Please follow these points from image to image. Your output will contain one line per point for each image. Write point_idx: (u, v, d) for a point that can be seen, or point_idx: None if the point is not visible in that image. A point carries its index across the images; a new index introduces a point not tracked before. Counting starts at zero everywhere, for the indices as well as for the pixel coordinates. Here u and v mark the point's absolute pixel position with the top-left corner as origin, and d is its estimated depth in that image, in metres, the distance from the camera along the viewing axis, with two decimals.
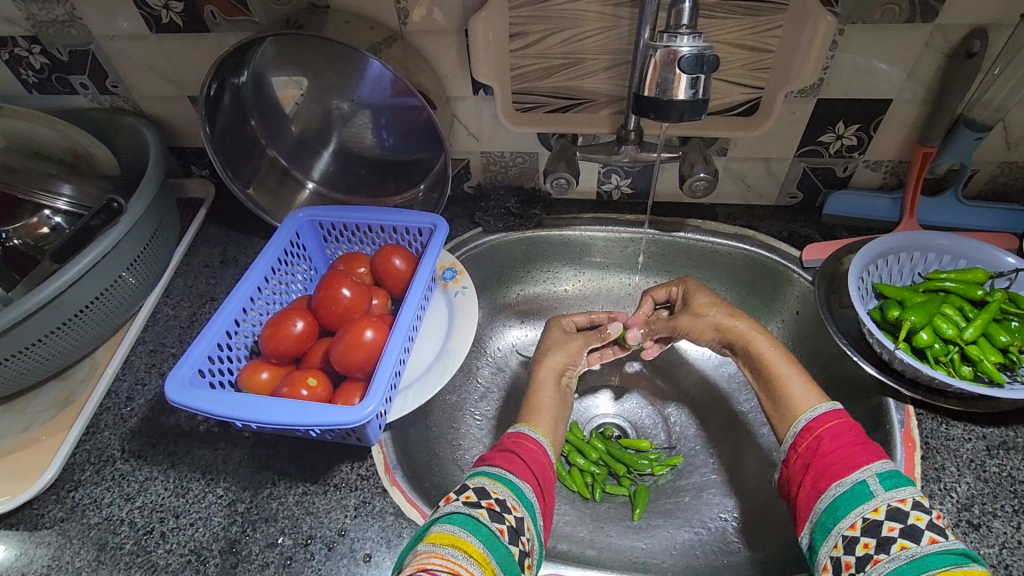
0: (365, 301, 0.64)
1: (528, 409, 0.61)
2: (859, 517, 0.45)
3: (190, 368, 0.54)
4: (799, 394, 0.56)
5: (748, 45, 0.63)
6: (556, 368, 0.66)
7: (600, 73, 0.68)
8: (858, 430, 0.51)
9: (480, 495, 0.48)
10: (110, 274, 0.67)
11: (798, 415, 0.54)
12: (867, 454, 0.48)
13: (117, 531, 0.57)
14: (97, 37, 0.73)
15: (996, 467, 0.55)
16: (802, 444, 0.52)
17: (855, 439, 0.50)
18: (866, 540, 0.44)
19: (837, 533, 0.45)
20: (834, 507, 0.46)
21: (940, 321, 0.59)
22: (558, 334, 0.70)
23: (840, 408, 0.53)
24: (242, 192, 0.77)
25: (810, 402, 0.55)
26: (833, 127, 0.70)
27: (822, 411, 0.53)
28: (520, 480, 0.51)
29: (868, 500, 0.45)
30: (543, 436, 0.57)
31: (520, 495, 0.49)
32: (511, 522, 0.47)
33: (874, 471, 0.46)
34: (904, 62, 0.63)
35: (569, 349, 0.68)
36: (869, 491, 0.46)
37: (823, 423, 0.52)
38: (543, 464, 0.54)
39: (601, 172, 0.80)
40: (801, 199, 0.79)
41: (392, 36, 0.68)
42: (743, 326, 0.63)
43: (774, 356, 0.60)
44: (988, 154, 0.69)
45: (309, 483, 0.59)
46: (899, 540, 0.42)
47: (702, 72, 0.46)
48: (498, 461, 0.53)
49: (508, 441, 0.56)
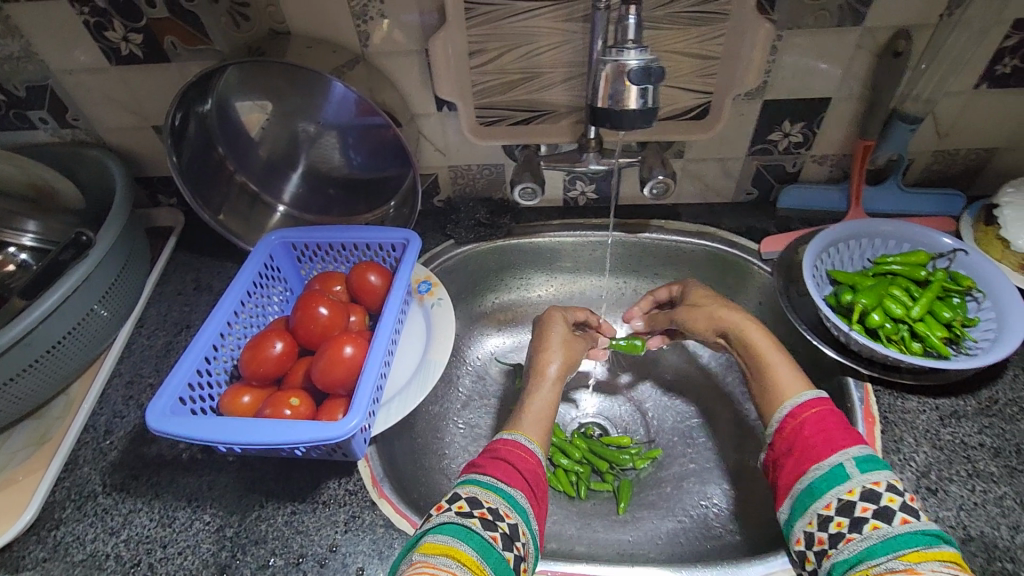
0: (343, 318, 0.65)
1: (521, 418, 0.62)
2: (834, 498, 0.48)
3: (170, 397, 0.54)
4: (788, 381, 0.58)
5: (696, 53, 0.66)
6: (557, 377, 0.67)
7: (558, 85, 0.71)
8: (841, 414, 0.53)
9: (473, 505, 0.49)
10: (82, 308, 0.67)
11: (785, 400, 0.56)
12: (847, 438, 0.50)
13: (103, 566, 0.56)
14: (55, 71, 0.73)
15: (949, 435, 0.59)
16: (786, 428, 0.54)
17: (838, 424, 0.52)
18: (839, 519, 0.47)
19: (813, 511, 0.48)
20: (813, 487, 0.49)
21: (889, 302, 0.63)
22: (559, 325, 0.72)
23: (824, 396, 0.55)
24: (212, 219, 0.77)
25: (796, 388, 0.57)
26: (780, 126, 0.74)
27: (807, 398, 0.55)
28: (512, 489, 0.52)
29: (844, 482, 0.48)
30: (537, 444, 0.58)
31: (512, 503, 0.50)
32: (504, 529, 0.48)
33: (852, 454, 0.49)
34: (839, 63, 0.67)
35: (570, 349, 0.70)
36: (845, 473, 0.48)
37: (805, 410, 0.54)
38: (537, 474, 0.55)
39: (565, 180, 0.83)
40: (756, 194, 0.83)
41: (354, 58, 0.70)
42: (735, 315, 0.66)
43: (763, 343, 0.62)
44: (922, 144, 0.74)
45: (297, 502, 0.59)
46: (871, 521, 0.45)
47: (651, 83, 0.49)
48: (491, 470, 0.53)
49: (500, 447, 0.56)
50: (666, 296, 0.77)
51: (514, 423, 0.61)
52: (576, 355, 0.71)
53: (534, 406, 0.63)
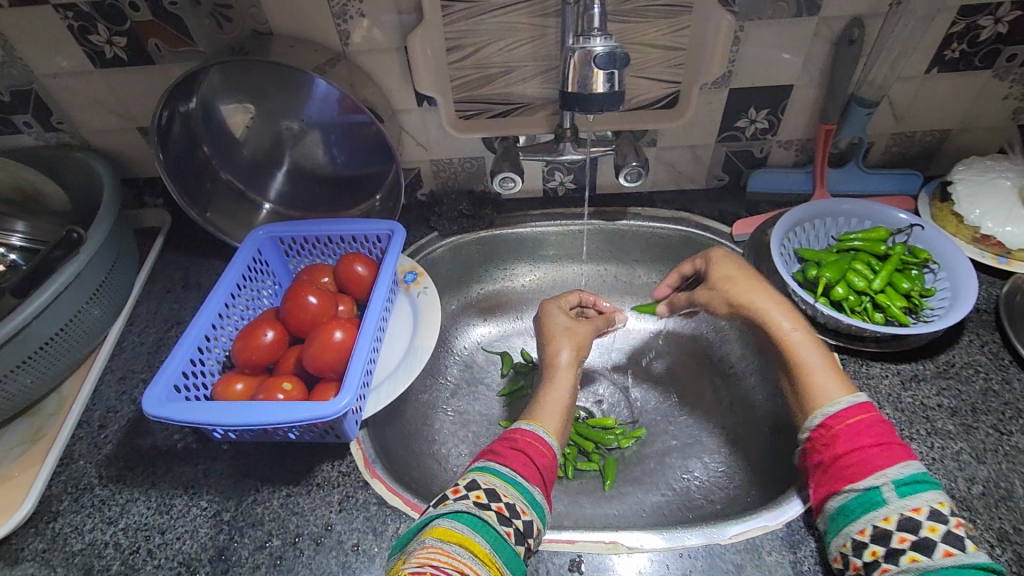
0: (332, 306, 0.67)
1: (535, 409, 0.63)
2: (868, 524, 0.46)
3: (165, 385, 0.56)
4: (824, 384, 0.54)
5: (663, 44, 0.69)
6: (572, 361, 0.68)
7: (533, 79, 0.74)
8: (881, 426, 0.49)
9: (491, 497, 0.50)
10: (73, 306, 0.68)
11: (815, 410, 0.53)
12: (885, 457, 0.47)
13: (102, 554, 0.58)
14: (40, 75, 0.74)
15: (910, 398, 0.62)
16: (819, 440, 0.52)
17: (873, 439, 0.49)
18: (873, 547, 0.45)
19: (846, 534, 0.47)
20: (845, 509, 0.47)
21: (852, 276, 0.67)
22: (561, 317, 0.73)
23: (864, 402, 0.51)
24: (200, 216, 0.79)
25: (834, 394, 0.53)
26: (746, 113, 0.77)
27: (843, 406, 0.51)
28: (530, 484, 0.53)
29: (880, 508, 0.46)
30: (552, 437, 0.58)
31: (527, 499, 0.51)
32: (518, 526, 0.49)
33: (891, 477, 0.46)
34: (798, 51, 0.71)
35: (577, 339, 0.70)
36: (881, 498, 0.46)
37: (842, 420, 0.51)
38: (551, 469, 0.56)
39: (544, 171, 0.85)
40: (728, 180, 0.86)
41: (335, 56, 0.72)
42: (760, 302, 0.62)
43: (797, 339, 0.58)
44: (880, 127, 0.78)
45: (292, 485, 0.61)
46: (910, 553, 0.43)
47: (616, 68, 0.52)
48: (509, 461, 0.54)
49: (520, 438, 0.57)
50: (691, 272, 0.72)
51: (530, 414, 0.62)
52: (584, 339, 0.71)
53: (554, 397, 0.64)
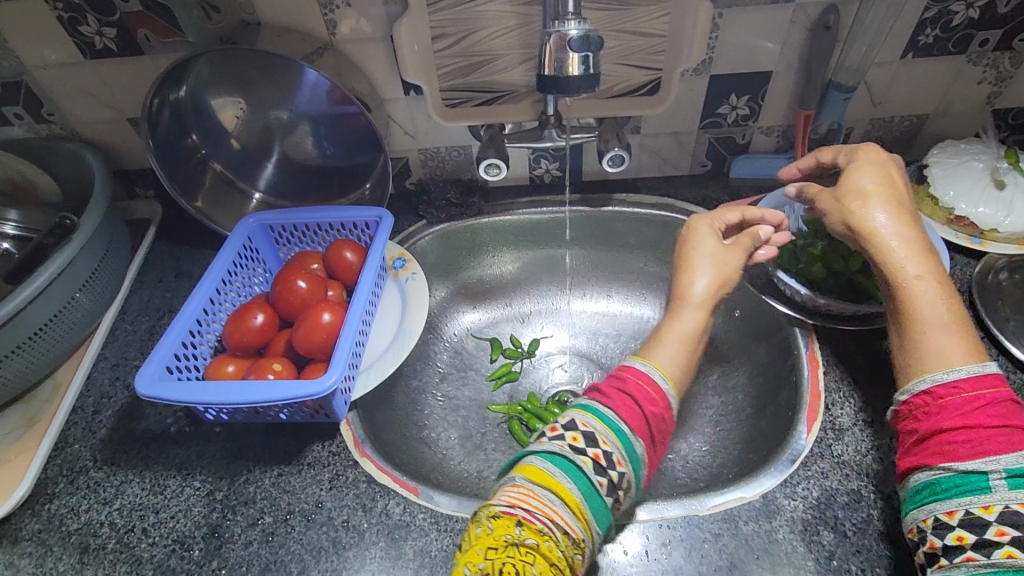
0: (321, 291, 0.68)
1: (651, 345, 0.60)
2: (960, 507, 0.43)
3: (157, 365, 0.57)
4: (946, 345, 0.49)
5: (644, 31, 0.71)
6: (704, 303, 0.62)
7: (517, 67, 0.75)
8: (1002, 403, 0.45)
9: (588, 442, 0.49)
10: (65, 294, 0.69)
11: (925, 373, 0.49)
12: (1001, 442, 0.43)
13: (98, 533, 0.59)
14: (30, 67, 0.75)
15: (885, 374, 0.64)
16: (920, 407, 0.48)
17: (990, 420, 0.45)
18: (961, 533, 0.42)
19: (931, 510, 0.44)
20: (937, 485, 0.45)
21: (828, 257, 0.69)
22: (715, 243, 0.66)
23: (990, 373, 0.47)
24: (191, 206, 0.81)
25: (951, 357, 0.48)
26: (727, 99, 0.79)
27: (962, 375, 0.47)
28: (631, 433, 0.51)
29: (983, 494, 0.42)
30: (666, 382, 0.56)
31: (627, 450, 0.50)
32: (613, 477, 0.48)
33: (1005, 463, 0.42)
34: (776, 38, 0.73)
35: (725, 259, 0.64)
36: (987, 484, 0.42)
37: (956, 391, 0.47)
38: (661, 418, 0.53)
39: (531, 158, 0.87)
40: (711, 166, 0.88)
41: (322, 46, 0.73)
42: (885, 237, 0.55)
43: (923, 295, 0.52)
44: (859, 112, 0.80)
45: (283, 464, 0.62)
46: (1005, 547, 0.40)
47: (590, 51, 0.53)
48: (615, 404, 0.52)
49: (634, 380, 0.55)
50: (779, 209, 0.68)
51: (641, 351, 0.60)
52: (729, 273, 0.64)
53: (671, 333, 0.61)
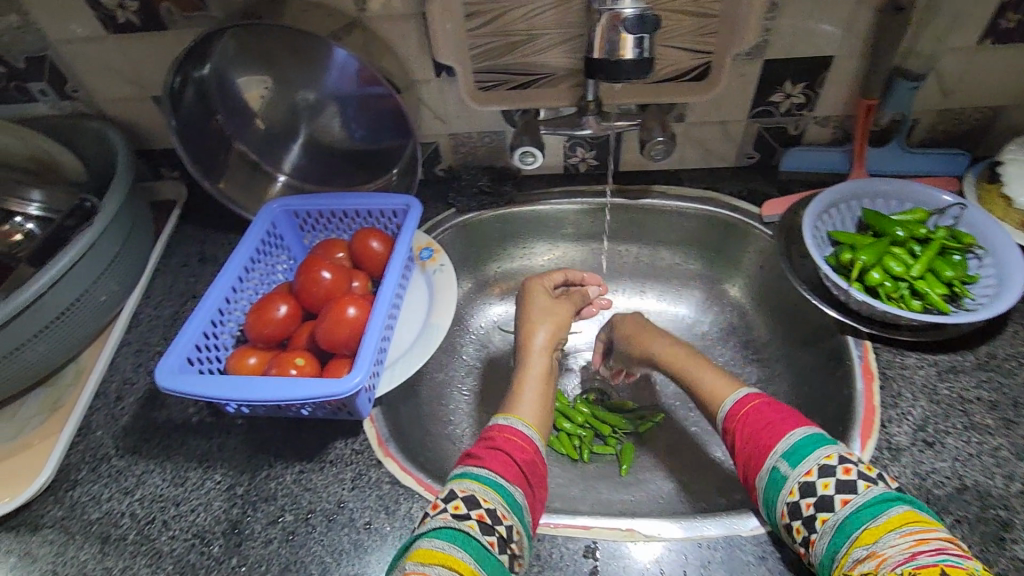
0: (346, 282, 0.65)
1: (511, 399, 0.62)
2: (783, 504, 0.49)
3: (178, 356, 0.55)
4: (718, 385, 0.61)
5: (694, 11, 0.65)
6: (546, 346, 0.67)
7: (556, 48, 0.71)
8: (772, 404, 0.56)
9: (470, 506, 0.49)
10: (89, 277, 0.68)
11: (724, 398, 0.59)
12: (769, 437, 0.52)
13: (119, 523, 0.58)
14: (53, 41, 0.73)
15: (946, 390, 0.60)
16: (731, 438, 0.56)
17: (765, 420, 0.54)
18: (796, 525, 0.48)
19: (780, 525, 0.49)
20: (766, 497, 0.50)
21: (889, 261, 0.63)
22: (545, 299, 0.72)
23: (746, 394, 0.58)
24: (213, 186, 0.79)
25: (726, 390, 0.60)
26: (781, 86, 0.73)
27: (740, 396, 0.58)
28: (510, 485, 0.51)
29: (783, 484, 0.49)
30: (528, 425, 0.58)
31: (512, 503, 0.50)
32: (501, 533, 0.48)
33: (779, 453, 0.50)
34: (839, 20, 0.67)
35: (557, 317, 0.70)
36: (782, 474, 0.49)
37: (739, 412, 0.56)
38: (534, 465, 0.55)
39: (566, 146, 0.83)
40: (759, 158, 0.82)
41: (350, 22, 0.69)
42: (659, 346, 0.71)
43: (686, 358, 0.68)
44: (926, 103, 0.73)
45: (305, 461, 0.61)
46: (820, 516, 0.46)
47: (645, 32, 0.49)
48: (489, 463, 0.53)
49: (499, 436, 0.56)
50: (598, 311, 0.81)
51: (505, 406, 0.62)
52: (563, 319, 0.71)
53: (527, 384, 0.63)
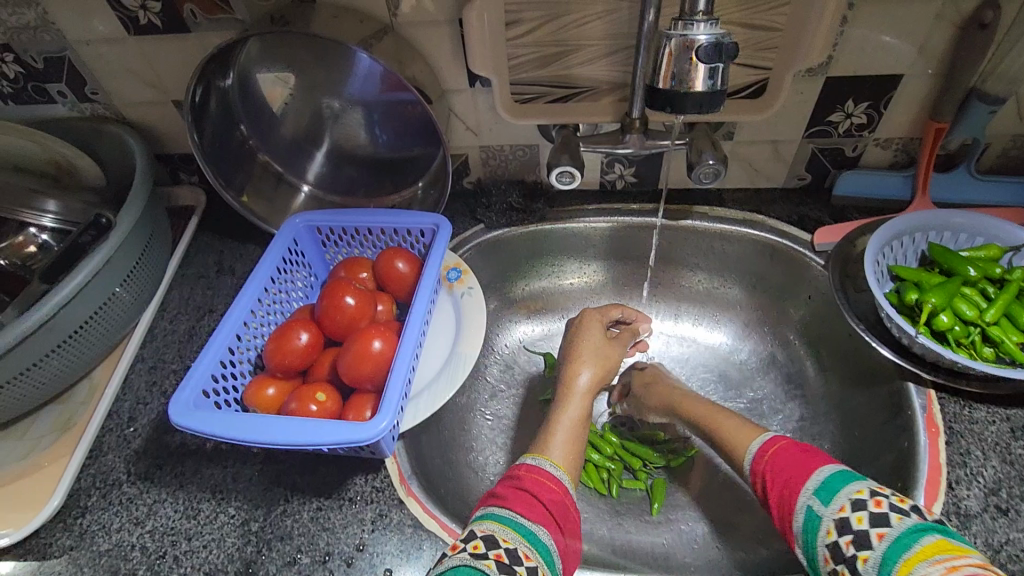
0: (370, 308, 0.62)
1: (540, 440, 0.58)
2: (824, 547, 0.43)
3: (193, 390, 0.52)
4: (736, 432, 0.57)
5: (753, 24, 0.60)
6: (589, 389, 0.64)
7: (599, 60, 0.66)
8: (800, 445, 0.51)
9: (489, 545, 0.45)
10: (105, 291, 0.65)
11: (744, 451, 0.55)
12: (801, 472, 0.47)
13: (128, 557, 0.55)
14: (72, 42, 0.69)
15: (1021, 449, 0.54)
16: (758, 487, 0.51)
17: (796, 457, 0.49)
18: (841, 570, 0.41)
19: (825, 573, 0.43)
20: (807, 545, 0.45)
21: (960, 303, 0.58)
22: (599, 336, 0.69)
23: (773, 436, 0.53)
24: (236, 200, 0.75)
25: (746, 439, 0.56)
26: (842, 105, 0.68)
27: (760, 444, 0.54)
28: (534, 525, 0.47)
29: (820, 524, 0.44)
30: (564, 473, 0.54)
31: (534, 543, 0.46)
32: (522, 574, 0.43)
33: (811, 488, 0.46)
34: (913, 36, 0.61)
35: (605, 358, 0.67)
36: (816, 513, 0.44)
37: (762, 457, 0.52)
38: (562, 506, 0.51)
39: (604, 162, 0.78)
40: (810, 180, 0.77)
41: (382, 29, 0.65)
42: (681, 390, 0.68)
43: (706, 408, 0.64)
44: (1001, 127, 0.67)
45: (324, 497, 0.57)
46: (860, 556, 0.41)
47: (721, 61, 0.45)
48: (510, 503, 0.49)
49: (524, 476, 0.52)
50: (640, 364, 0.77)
51: (535, 445, 0.57)
52: (612, 364, 0.67)
53: (559, 425, 0.59)
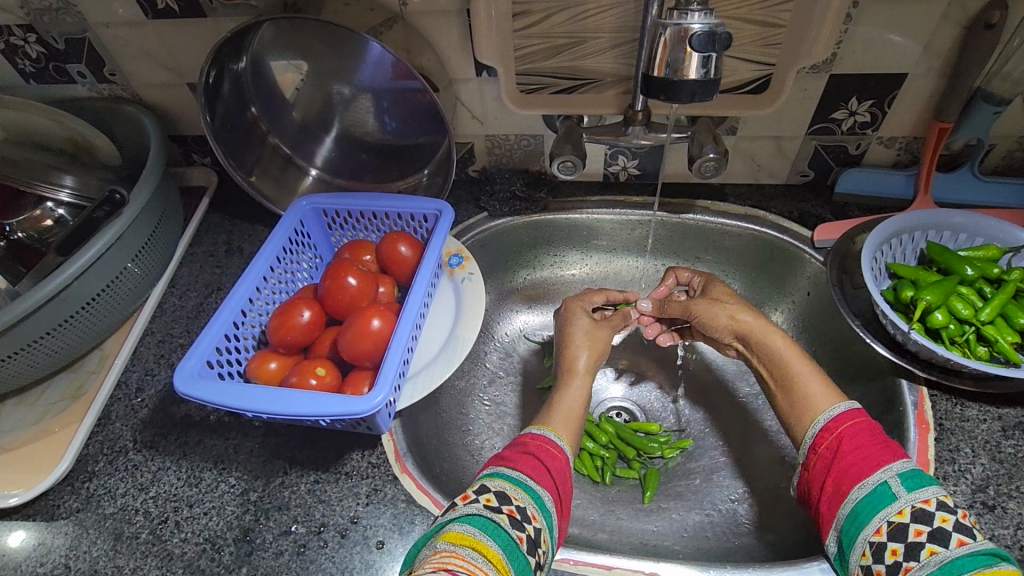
0: (372, 289, 0.64)
1: (547, 413, 0.59)
2: (883, 522, 0.44)
3: (198, 360, 0.54)
4: (814, 392, 0.55)
5: (759, 19, 0.61)
6: (586, 371, 0.64)
7: (604, 53, 0.67)
8: (877, 428, 0.50)
9: (502, 501, 0.47)
10: (116, 266, 0.67)
11: (816, 415, 0.53)
12: (888, 453, 0.47)
13: (132, 521, 0.57)
14: (93, 24, 0.72)
15: (1011, 448, 0.55)
16: (821, 445, 0.51)
17: (874, 439, 0.49)
18: (894, 546, 0.43)
19: (863, 540, 0.45)
20: (857, 513, 0.46)
21: (956, 302, 0.58)
22: (588, 323, 0.68)
23: (854, 409, 0.51)
24: (245, 180, 0.77)
25: (828, 402, 0.53)
26: (845, 102, 0.68)
27: (840, 411, 0.52)
28: (542, 488, 0.49)
29: (891, 503, 0.44)
30: (565, 441, 0.55)
31: (541, 505, 0.48)
32: (530, 532, 0.46)
33: (895, 471, 0.46)
34: (919, 35, 0.61)
35: (596, 345, 0.66)
36: (891, 492, 0.45)
37: (841, 423, 0.51)
38: (566, 474, 0.53)
39: (607, 154, 0.79)
40: (812, 177, 0.78)
41: (392, 17, 0.66)
42: (759, 322, 0.62)
43: (787, 351, 0.59)
44: (1007, 128, 0.67)
45: (321, 471, 0.59)
46: (928, 545, 0.42)
47: (714, 51, 0.46)
48: (520, 465, 0.51)
49: (532, 442, 0.54)
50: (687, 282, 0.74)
51: (543, 419, 0.59)
52: (603, 347, 0.67)
53: (562, 401, 0.61)
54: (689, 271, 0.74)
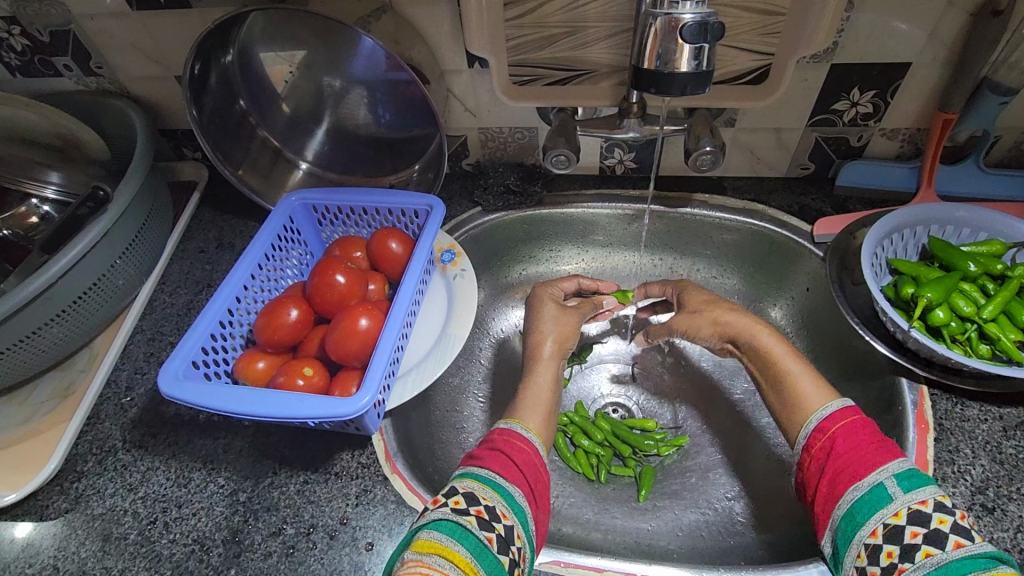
0: (361, 286, 0.63)
1: (518, 404, 0.59)
2: (879, 523, 0.43)
3: (183, 360, 0.53)
4: (807, 390, 0.54)
5: (757, 8, 0.59)
6: (555, 355, 0.64)
7: (601, 42, 0.65)
8: (873, 426, 0.49)
9: (469, 502, 0.46)
10: (104, 263, 0.66)
11: (809, 415, 0.52)
12: (885, 453, 0.46)
13: (120, 522, 0.57)
14: (76, 16, 0.70)
15: (1012, 449, 0.54)
16: (815, 445, 0.50)
17: (871, 436, 0.48)
18: (889, 548, 0.42)
19: (859, 542, 0.43)
20: (852, 513, 0.44)
21: (958, 298, 0.57)
22: (557, 309, 0.68)
23: (846, 407, 0.51)
24: (232, 174, 0.76)
25: (820, 400, 0.53)
26: (848, 93, 0.67)
27: (833, 409, 0.51)
28: (510, 484, 0.49)
29: (887, 505, 0.43)
30: (535, 434, 0.55)
31: (512, 502, 0.47)
32: (500, 531, 0.45)
33: (891, 471, 0.44)
34: (925, 21, 0.59)
35: (567, 328, 0.67)
36: (887, 494, 0.44)
37: (834, 422, 0.50)
38: (535, 466, 0.52)
39: (603, 147, 0.78)
40: (813, 170, 0.76)
41: (381, 7, 0.65)
42: (743, 321, 0.61)
43: (779, 351, 0.58)
44: (1013, 118, 0.65)
45: (310, 471, 0.58)
46: (923, 547, 0.40)
47: (706, 41, 0.45)
48: (488, 463, 0.51)
49: (497, 438, 0.54)
50: (664, 292, 0.74)
51: (512, 411, 0.58)
52: (574, 329, 0.67)
53: (537, 393, 0.60)
54: (659, 286, 0.75)
